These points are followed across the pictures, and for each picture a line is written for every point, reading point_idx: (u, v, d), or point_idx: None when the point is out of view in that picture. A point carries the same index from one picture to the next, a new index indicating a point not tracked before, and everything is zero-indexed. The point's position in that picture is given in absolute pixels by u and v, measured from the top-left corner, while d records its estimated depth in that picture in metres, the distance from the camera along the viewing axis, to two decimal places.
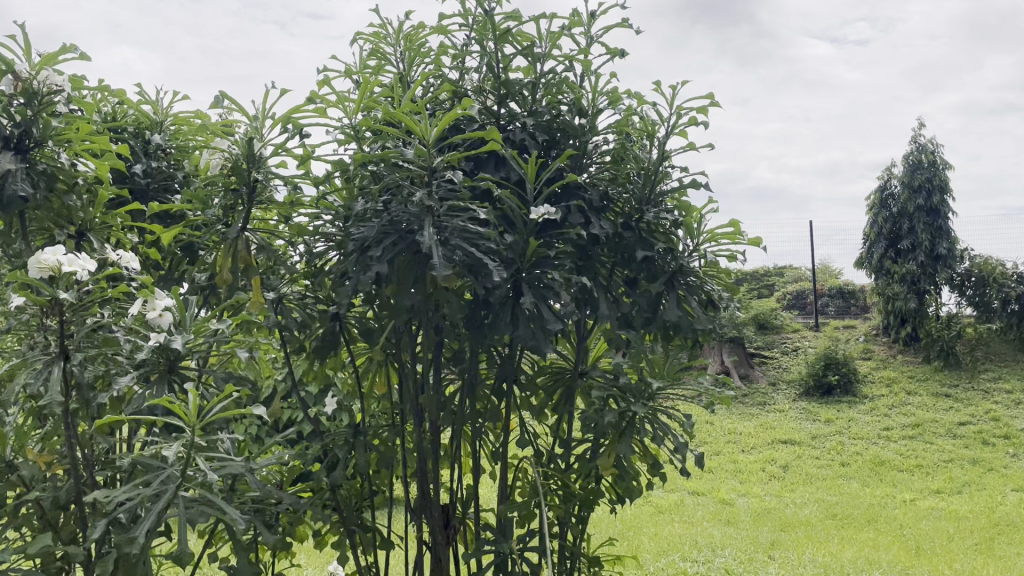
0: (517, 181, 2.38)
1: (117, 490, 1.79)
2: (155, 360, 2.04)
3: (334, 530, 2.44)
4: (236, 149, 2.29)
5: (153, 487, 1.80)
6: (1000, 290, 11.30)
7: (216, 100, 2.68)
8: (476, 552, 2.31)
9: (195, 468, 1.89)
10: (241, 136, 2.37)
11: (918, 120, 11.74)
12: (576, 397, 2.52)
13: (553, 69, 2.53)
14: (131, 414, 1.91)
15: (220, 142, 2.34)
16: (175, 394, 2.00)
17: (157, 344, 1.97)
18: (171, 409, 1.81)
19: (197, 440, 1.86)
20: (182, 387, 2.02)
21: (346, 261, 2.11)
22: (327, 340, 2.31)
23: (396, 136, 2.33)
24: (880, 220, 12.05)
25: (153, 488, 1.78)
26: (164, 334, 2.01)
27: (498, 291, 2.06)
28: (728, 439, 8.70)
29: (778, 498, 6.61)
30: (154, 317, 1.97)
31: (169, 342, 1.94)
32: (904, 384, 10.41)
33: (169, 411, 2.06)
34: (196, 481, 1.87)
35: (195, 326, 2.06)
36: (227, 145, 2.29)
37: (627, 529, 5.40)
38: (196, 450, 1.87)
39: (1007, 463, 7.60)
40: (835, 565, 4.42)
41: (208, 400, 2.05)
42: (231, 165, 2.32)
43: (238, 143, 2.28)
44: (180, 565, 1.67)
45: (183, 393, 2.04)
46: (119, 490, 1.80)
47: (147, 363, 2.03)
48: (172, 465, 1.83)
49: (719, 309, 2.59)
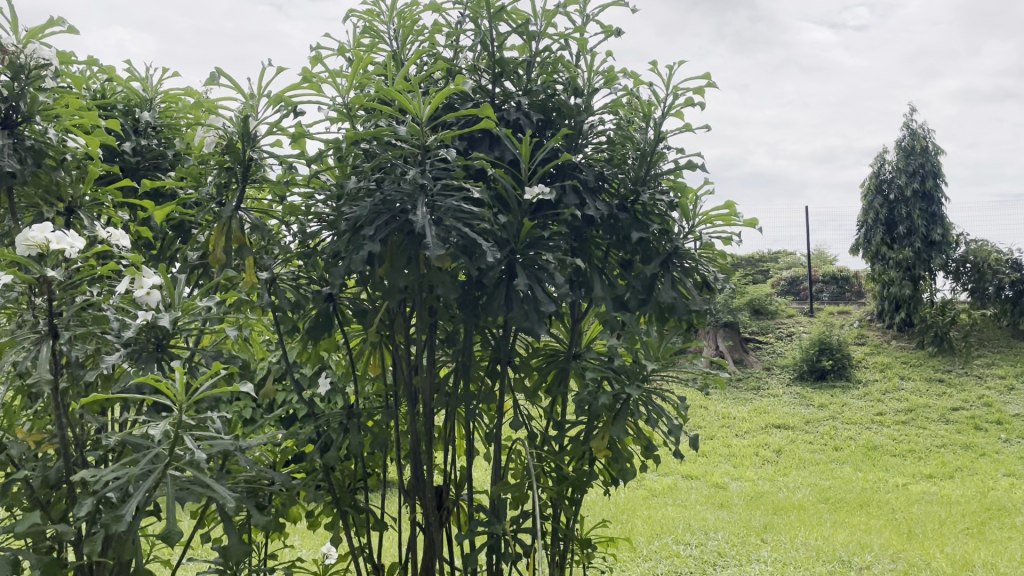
0: (513, 160, 2.35)
1: (106, 469, 1.78)
2: (143, 339, 2.01)
3: (327, 512, 2.41)
4: (230, 126, 2.26)
5: (142, 466, 1.79)
6: (995, 276, 11.30)
7: (211, 76, 2.63)
8: (469, 533, 2.29)
9: (185, 448, 1.86)
10: (234, 113, 2.33)
11: (911, 105, 11.73)
12: (570, 379, 2.50)
13: (549, 47, 2.49)
14: (119, 392, 1.89)
15: (214, 119, 2.31)
16: (165, 372, 1.97)
17: (145, 322, 1.95)
18: (159, 387, 1.79)
19: (186, 419, 1.84)
20: (171, 365, 2.00)
21: (339, 240, 2.08)
22: (320, 322, 2.30)
23: (391, 114, 2.29)
24: (875, 205, 12.04)
25: (141, 467, 1.77)
26: (153, 312, 1.98)
27: (492, 272, 2.03)
28: (722, 423, 8.73)
29: (771, 482, 6.64)
30: (142, 295, 1.94)
31: (159, 321, 1.91)
32: (897, 370, 10.45)
33: (159, 390, 2.04)
34: (185, 461, 1.84)
35: (184, 305, 2.02)
36: (221, 123, 2.25)
37: (621, 512, 5.42)
38: (185, 429, 1.85)
39: (999, 448, 7.64)
40: (827, 549, 4.45)
41: (199, 379, 2.03)
42: (225, 143, 2.29)
43: (233, 120, 2.25)
44: (168, 545, 1.65)
45: (172, 372, 2.02)
46: (108, 469, 1.79)
47: (136, 342, 2.00)
48: (161, 443, 1.81)
49: (715, 291, 2.56)
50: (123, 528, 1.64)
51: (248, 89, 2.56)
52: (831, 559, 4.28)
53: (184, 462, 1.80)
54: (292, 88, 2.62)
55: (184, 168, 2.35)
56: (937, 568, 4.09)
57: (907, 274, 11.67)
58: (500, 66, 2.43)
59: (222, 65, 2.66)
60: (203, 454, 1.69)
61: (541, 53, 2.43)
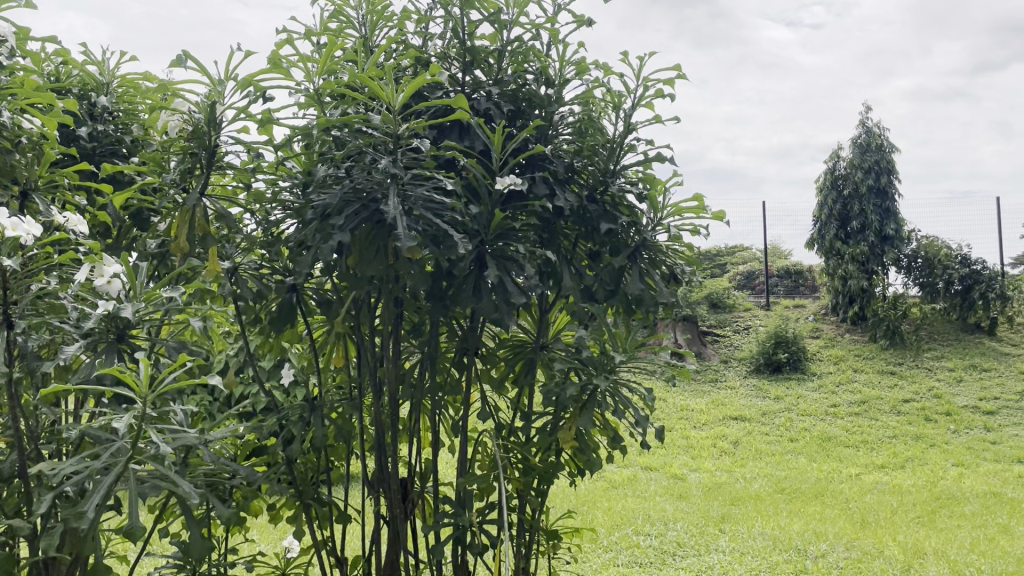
0: (483, 150, 2.33)
1: (65, 463, 1.73)
2: (103, 329, 1.95)
3: (290, 505, 2.37)
4: (196, 111, 2.20)
5: (105, 460, 1.74)
6: (945, 272, 11.61)
7: (177, 59, 2.54)
8: (435, 525, 2.27)
9: (147, 441, 1.82)
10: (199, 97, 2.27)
11: (866, 103, 11.94)
12: (536, 371, 2.49)
13: (520, 37, 2.47)
14: (80, 383, 1.84)
15: (178, 103, 2.25)
16: (126, 363, 1.91)
17: (106, 312, 1.89)
18: (122, 378, 1.74)
19: (149, 412, 1.79)
20: (133, 356, 1.94)
21: (306, 229, 2.05)
22: (284, 312, 2.25)
23: (361, 100, 2.25)
24: (830, 201, 12.24)
25: (103, 460, 1.72)
26: (114, 302, 1.92)
27: (462, 262, 2.01)
28: (680, 415, 8.83)
29: (728, 473, 6.73)
30: (103, 283, 1.88)
31: (121, 311, 1.86)
32: (851, 362, 10.66)
33: (120, 381, 1.98)
34: (148, 454, 1.80)
35: (146, 294, 1.97)
36: (186, 107, 2.20)
37: (582, 503, 5.45)
38: (149, 422, 1.80)
39: (948, 439, 7.84)
40: (783, 538, 4.52)
41: (161, 370, 1.99)
42: (189, 128, 2.23)
43: (199, 105, 2.20)
44: (131, 541, 1.61)
45: (133, 363, 1.96)
46: (68, 463, 1.73)
47: (95, 333, 1.95)
48: (123, 437, 1.77)
49: (682, 283, 2.57)
50: (85, 524, 1.60)
51: (214, 74, 2.49)
52: (787, 548, 4.34)
53: (147, 455, 1.76)
54: (260, 75, 2.55)
55: (146, 154, 2.29)
56: (889, 555, 4.16)
57: (861, 268, 11.90)
58: (471, 55, 2.40)
59: (189, 48, 2.57)
60: (167, 448, 1.66)
61: (512, 42, 2.41)
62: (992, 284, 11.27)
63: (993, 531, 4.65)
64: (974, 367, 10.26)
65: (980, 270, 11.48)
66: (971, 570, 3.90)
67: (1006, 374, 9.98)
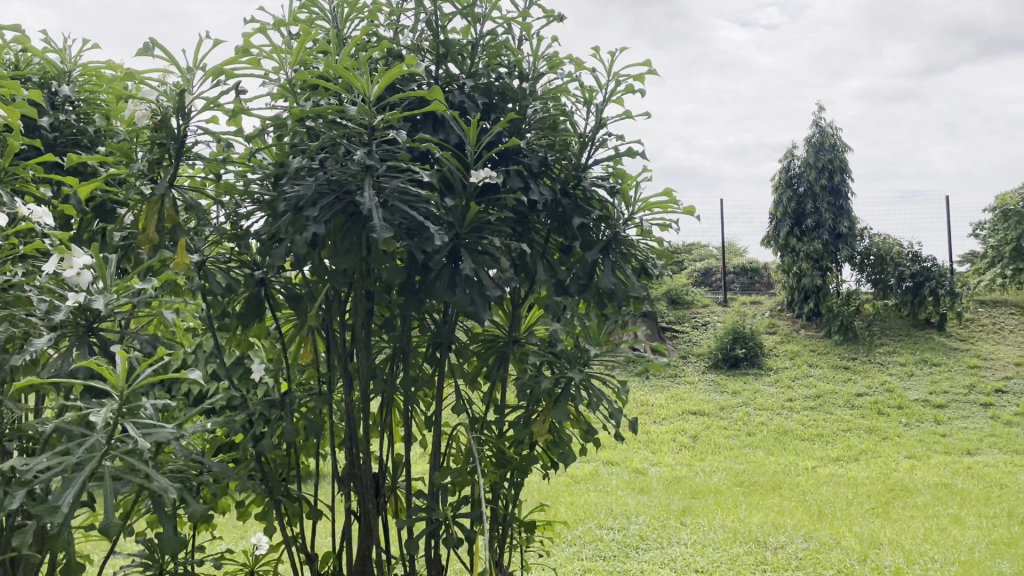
0: (456, 144, 2.31)
1: (37, 459, 1.69)
2: (72, 321, 1.91)
3: (260, 502, 2.34)
4: (165, 101, 2.15)
5: (79, 455, 1.71)
6: (896, 268, 11.90)
7: (143, 47, 2.48)
8: (408, 520, 2.25)
9: (121, 437, 1.79)
10: (167, 86, 2.22)
11: (819, 103, 12.15)
12: (508, 365, 2.50)
13: (492, 30, 2.46)
14: (50, 378, 1.79)
15: (145, 92, 2.20)
16: (98, 356, 1.87)
17: (75, 304, 1.84)
18: (95, 371, 1.70)
19: (124, 406, 1.75)
20: (103, 348, 1.90)
21: (278, 221, 2.02)
22: (252, 307, 2.21)
23: (333, 91, 2.22)
24: (785, 199, 12.44)
25: (76, 456, 1.68)
26: (84, 293, 1.87)
27: (438, 255, 1.99)
28: (640, 410, 8.91)
29: (688, 467, 6.81)
30: (72, 275, 1.83)
31: (92, 303, 1.81)
32: (806, 357, 10.87)
33: (90, 376, 1.94)
34: (121, 450, 1.76)
35: (117, 286, 1.92)
36: (155, 96, 2.15)
37: (545, 498, 5.46)
38: (123, 416, 1.76)
39: (900, 432, 8.03)
40: (743, 530, 4.59)
41: (133, 364, 1.95)
42: (158, 118, 2.18)
43: (168, 94, 2.15)
44: (106, 537, 1.57)
45: (104, 355, 1.92)
46: (39, 459, 1.70)
47: (64, 325, 1.90)
48: (98, 432, 1.74)
49: (652, 277, 2.60)
50: (59, 518, 1.55)
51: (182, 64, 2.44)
52: (747, 540, 4.41)
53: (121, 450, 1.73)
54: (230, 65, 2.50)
55: (113, 143, 2.24)
56: (846, 545, 4.24)
57: (816, 265, 12.13)
58: (444, 47, 2.38)
59: (155, 36, 2.50)
60: (146, 442, 1.63)
61: (486, 35, 2.40)
62: (941, 281, 11.57)
63: (945, 521, 4.77)
64: (925, 361, 10.53)
65: (929, 267, 11.78)
66: (925, 559, 3.98)
67: (954, 368, 10.26)
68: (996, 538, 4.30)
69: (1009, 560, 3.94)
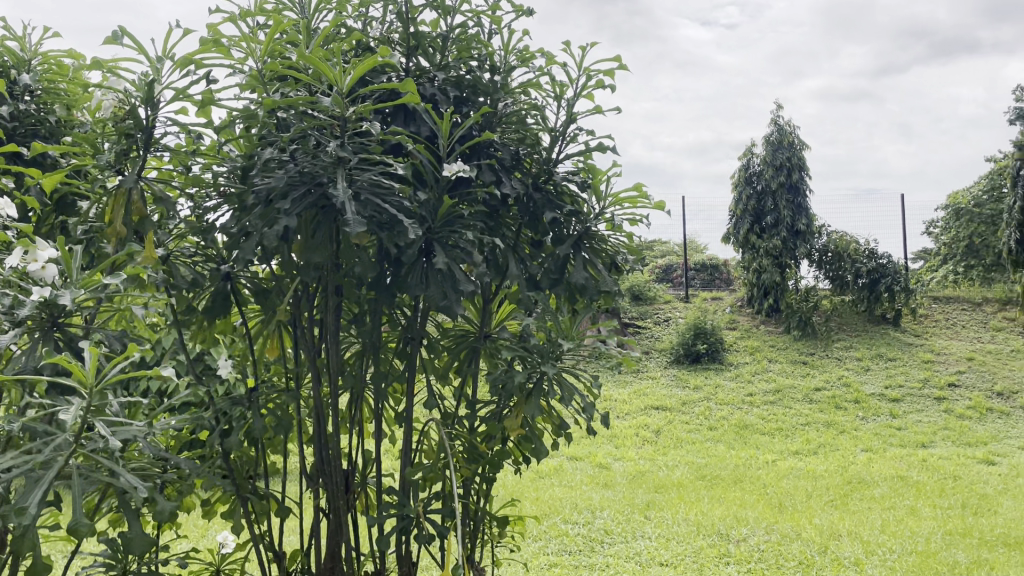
0: (428, 137, 2.30)
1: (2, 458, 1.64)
2: (36, 316, 1.85)
3: (226, 500, 2.30)
4: (132, 91, 2.11)
5: (45, 454, 1.65)
6: (853, 265, 12.13)
7: (113, 35, 2.37)
8: (379, 517, 2.22)
9: (88, 436, 1.74)
10: (135, 76, 2.17)
11: (778, 102, 12.31)
12: (479, 360, 2.49)
13: (464, 23, 2.45)
14: (14, 374, 1.74)
15: (112, 82, 2.15)
16: (63, 352, 1.83)
17: (41, 299, 1.79)
18: (63, 368, 1.66)
19: (92, 404, 1.71)
20: (69, 345, 1.86)
21: (248, 214, 1.98)
22: (219, 302, 2.17)
23: (304, 82, 2.18)
24: (744, 197, 12.59)
25: (43, 456, 1.64)
26: (49, 288, 1.82)
27: (411, 249, 1.97)
28: (604, 405, 8.96)
29: (651, 461, 6.87)
30: (36, 268, 1.80)
31: (58, 298, 1.76)
32: (765, 353, 11.02)
33: (56, 372, 1.89)
34: (89, 448, 1.72)
35: (84, 280, 1.88)
36: (122, 86, 2.10)
37: (510, 494, 5.47)
38: (91, 414, 1.72)
39: (856, 425, 8.19)
40: (706, 523, 4.64)
41: (99, 360, 1.90)
42: (125, 109, 2.13)
43: (135, 84, 2.10)
44: (74, 539, 1.54)
45: (69, 352, 1.87)
46: (4, 458, 1.65)
47: (28, 321, 1.85)
48: (65, 430, 1.69)
49: (622, 272, 2.60)
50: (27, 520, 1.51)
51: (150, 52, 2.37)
52: (710, 533, 4.46)
53: (89, 449, 1.68)
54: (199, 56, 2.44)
55: (78, 134, 2.19)
56: (807, 537, 4.30)
57: (775, 262, 12.31)
58: (416, 40, 2.36)
59: (124, 24, 2.41)
60: (116, 440, 1.59)
61: (458, 28, 2.38)
62: (896, 277, 11.82)
63: (902, 512, 4.87)
64: (881, 356, 10.75)
65: (885, 264, 12.02)
66: (883, 549, 4.05)
67: (909, 363, 10.49)
68: (950, 528, 4.39)
69: (963, 549, 4.02)
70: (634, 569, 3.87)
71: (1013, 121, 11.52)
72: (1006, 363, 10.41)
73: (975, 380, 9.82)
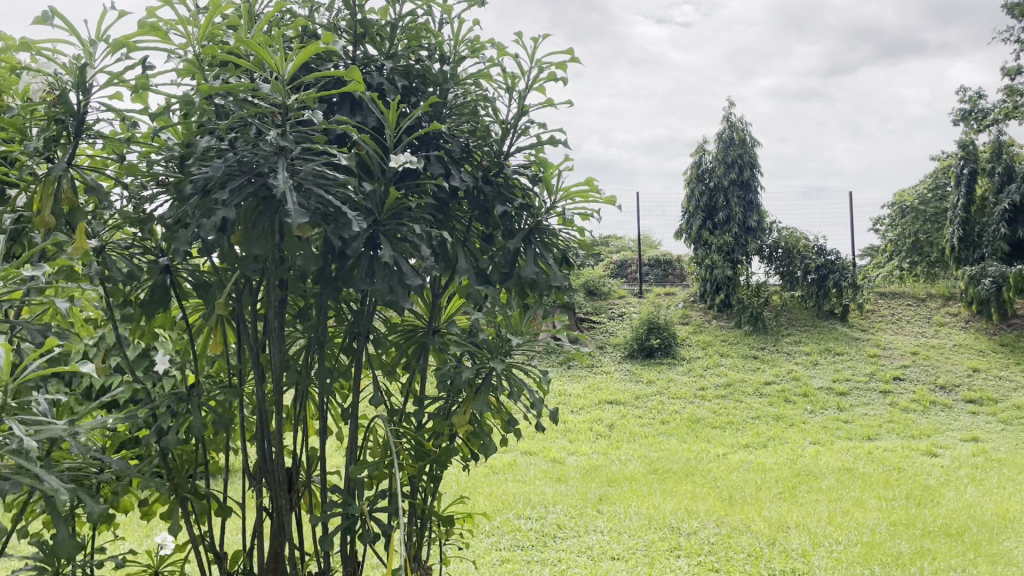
0: (375, 127, 2.25)
1: None
2: None
3: (165, 500, 2.22)
4: (63, 75, 2.02)
5: None
6: (803, 261, 12.34)
7: (43, 15, 2.25)
8: (323, 516, 2.17)
9: (9, 435, 1.67)
10: (66, 59, 2.09)
11: (729, 99, 12.45)
12: (428, 355, 2.45)
13: (412, 11, 2.40)
14: None
15: (41, 64, 2.06)
16: None
17: None
18: None
19: (11, 402, 1.63)
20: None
21: (185, 205, 1.91)
22: (157, 295, 2.09)
23: (245, 69, 2.12)
24: (697, 193, 12.72)
25: None
26: None
27: (355, 241, 1.93)
28: (558, 400, 8.99)
29: (604, 456, 6.90)
30: None
31: None
32: (717, 347, 11.17)
33: None
34: (9, 449, 1.64)
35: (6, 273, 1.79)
36: (52, 69, 2.01)
37: (462, 490, 5.44)
38: (11, 413, 1.65)
39: (805, 418, 8.34)
40: (657, 516, 4.67)
41: (27, 357, 1.83)
42: (55, 94, 2.05)
43: (66, 68, 2.02)
44: None
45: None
46: None
47: None
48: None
49: (573, 267, 2.59)
50: None
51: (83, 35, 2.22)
52: (662, 526, 4.48)
53: (9, 449, 1.61)
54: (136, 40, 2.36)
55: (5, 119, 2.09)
56: (756, 529, 4.35)
57: (727, 258, 12.46)
58: (362, 27, 2.31)
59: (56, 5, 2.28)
60: (33, 442, 1.51)
61: (406, 16, 2.34)
62: (844, 273, 12.05)
63: (848, 504, 4.96)
64: (828, 351, 10.96)
65: (833, 260, 12.25)
66: (830, 541, 4.11)
67: (856, 357, 10.71)
68: (895, 519, 4.48)
69: (906, 539, 4.08)
70: (586, 563, 3.88)
71: (957, 121, 11.81)
72: (948, 357, 10.70)
73: (919, 374, 10.07)
